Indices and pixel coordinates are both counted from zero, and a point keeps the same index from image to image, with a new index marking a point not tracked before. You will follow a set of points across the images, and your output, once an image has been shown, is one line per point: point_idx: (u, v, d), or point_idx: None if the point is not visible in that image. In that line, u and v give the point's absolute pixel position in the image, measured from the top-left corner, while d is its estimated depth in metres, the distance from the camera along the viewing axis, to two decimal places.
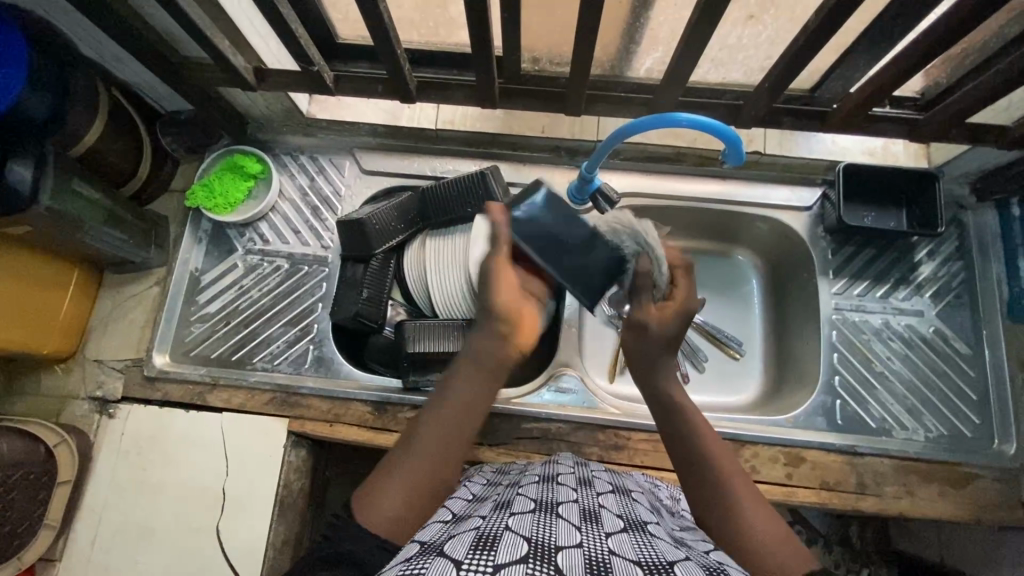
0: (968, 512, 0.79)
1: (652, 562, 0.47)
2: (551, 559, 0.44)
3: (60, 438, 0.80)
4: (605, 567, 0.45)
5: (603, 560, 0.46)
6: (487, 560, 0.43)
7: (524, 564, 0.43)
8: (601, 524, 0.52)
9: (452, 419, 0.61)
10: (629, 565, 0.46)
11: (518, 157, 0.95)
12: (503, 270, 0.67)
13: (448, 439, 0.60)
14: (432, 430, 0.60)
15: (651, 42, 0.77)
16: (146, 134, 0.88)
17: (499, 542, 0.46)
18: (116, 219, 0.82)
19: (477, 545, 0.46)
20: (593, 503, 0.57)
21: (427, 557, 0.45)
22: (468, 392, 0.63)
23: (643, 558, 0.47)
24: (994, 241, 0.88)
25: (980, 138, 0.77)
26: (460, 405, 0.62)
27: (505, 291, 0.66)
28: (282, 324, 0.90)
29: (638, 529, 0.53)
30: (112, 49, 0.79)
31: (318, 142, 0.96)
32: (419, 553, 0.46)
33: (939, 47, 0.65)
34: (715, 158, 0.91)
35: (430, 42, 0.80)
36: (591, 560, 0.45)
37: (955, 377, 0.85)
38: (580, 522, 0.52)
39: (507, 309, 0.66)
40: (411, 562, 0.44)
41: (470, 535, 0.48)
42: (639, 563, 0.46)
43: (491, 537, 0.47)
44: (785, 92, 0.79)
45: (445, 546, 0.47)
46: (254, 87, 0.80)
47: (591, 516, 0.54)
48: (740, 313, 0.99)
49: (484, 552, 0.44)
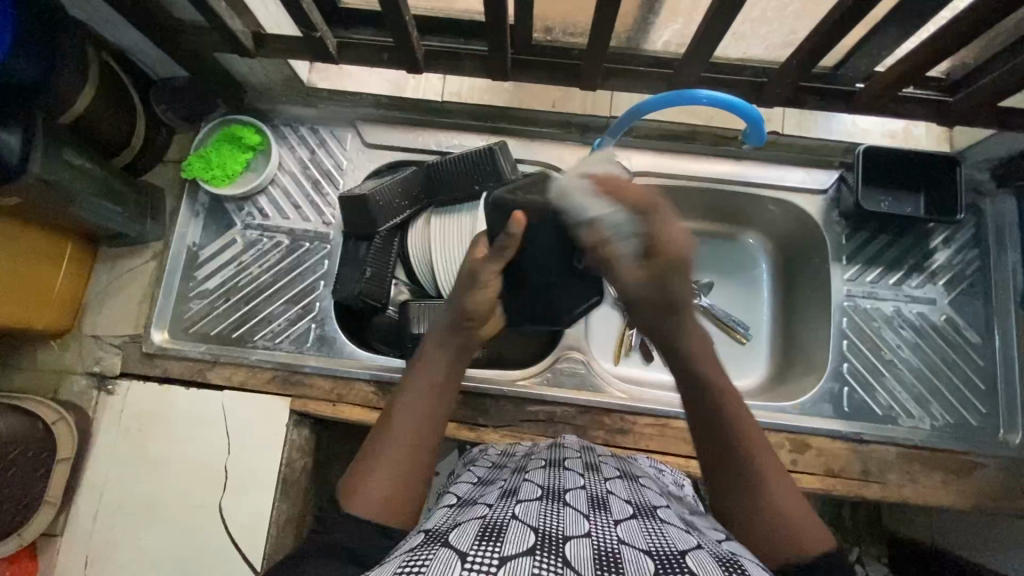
0: (970, 501, 0.79)
1: (663, 552, 0.45)
2: (558, 550, 0.43)
3: (58, 416, 0.79)
4: (615, 559, 0.43)
5: (613, 551, 0.44)
6: (492, 552, 0.41)
7: (531, 556, 0.41)
8: (610, 512, 0.51)
9: (427, 403, 0.64)
10: (639, 556, 0.44)
11: (528, 132, 0.91)
12: (489, 287, 0.69)
13: (423, 419, 0.63)
14: (408, 416, 0.62)
15: (671, 13, 0.73)
16: (138, 97, 0.84)
17: (505, 533, 0.44)
18: (109, 191, 0.79)
19: (483, 536, 0.44)
20: (602, 490, 0.56)
21: (431, 547, 0.44)
22: (433, 375, 0.67)
23: (653, 547, 0.46)
24: (1011, 229, 0.86)
25: (1008, 123, 0.74)
26: (426, 398, 0.65)
27: (484, 304, 0.69)
28: (283, 302, 0.88)
29: (647, 516, 0.52)
30: (102, 11, 0.75)
31: (319, 112, 0.93)
32: (423, 542, 0.45)
33: (979, 24, 0.61)
34: (730, 138, 0.88)
35: (438, 8, 0.77)
36: (600, 552, 0.44)
37: (965, 367, 0.85)
38: (589, 510, 0.51)
39: (483, 315, 0.70)
40: (414, 553, 0.43)
41: (475, 525, 0.47)
42: (650, 553, 0.45)
43: (498, 528, 0.45)
44: (812, 69, 0.75)
45: (450, 535, 0.46)
46: (252, 53, 0.76)
47: (600, 503, 0.53)
48: (749, 298, 0.97)
49: (489, 543, 0.43)
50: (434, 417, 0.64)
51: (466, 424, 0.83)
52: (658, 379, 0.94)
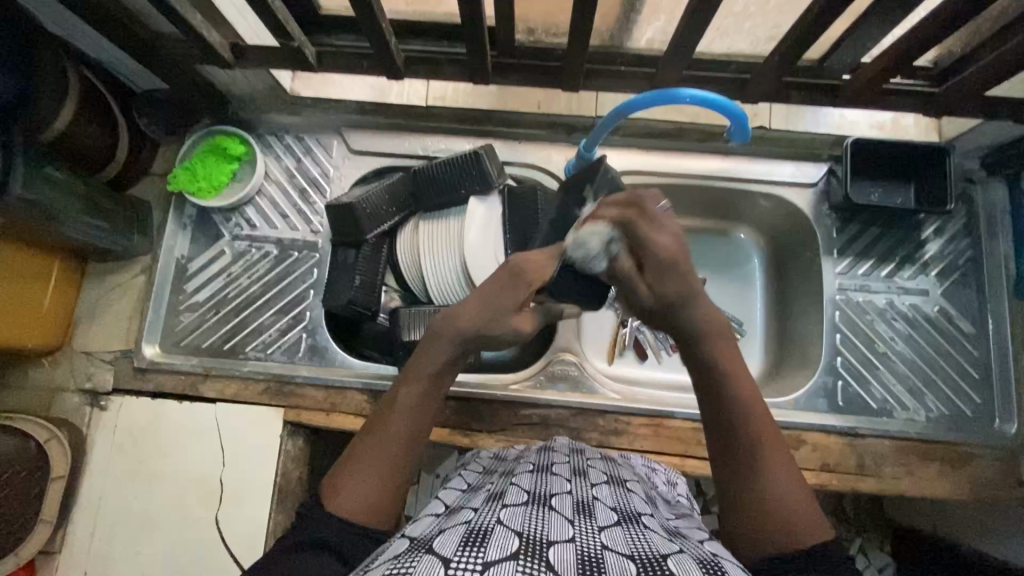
0: (966, 492, 0.79)
1: (645, 557, 0.44)
2: (542, 555, 0.42)
3: (50, 433, 0.79)
4: (598, 564, 0.42)
5: (595, 556, 0.43)
6: (476, 557, 0.40)
7: (514, 560, 0.40)
8: (594, 517, 0.50)
9: (419, 404, 0.61)
10: (622, 561, 0.43)
11: (514, 134, 0.90)
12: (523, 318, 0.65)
13: (418, 422, 0.60)
14: (405, 418, 0.60)
15: (653, 11, 0.73)
16: (120, 111, 0.83)
17: (489, 538, 0.43)
18: (94, 207, 0.78)
19: (468, 540, 0.43)
20: (587, 495, 0.55)
21: (416, 553, 0.43)
22: (430, 370, 0.62)
23: (635, 552, 0.45)
24: (1003, 219, 0.86)
25: (995, 111, 0.73)
26: (419, 400, 0.61)
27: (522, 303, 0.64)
28: (273, 312, 0.88)
29: (631, 522, 0.51)
30: (79, 27, 0.74)
31: (303, 120, 0.92)
32: (407, 550, 0.44)
33: (962, 13, 0.61)
34: (719, 134, 0.87)
35: (419, 12, 0.76)
36: (582, 556, 0.43)
37: (959, 357, 0.84)
38: (573, 515, 0.50)
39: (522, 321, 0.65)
40: (399, 560, 0.42)
41: (460, 530, 0.46)
42: (633, 558, 0.43)
43: (482, 532, 0.44)
44: (794, 65, 0.74)
45: (435, 540, 0.44)
46: (231, 64, 0.75)
47: (585, 508, 0.52)
48: (740, 292, 0.97)
49: (473, 547, 0.42)
50: (425, 418, 0.61)
51: (460, 430, 0.83)
52: (652, 378, 0.94)
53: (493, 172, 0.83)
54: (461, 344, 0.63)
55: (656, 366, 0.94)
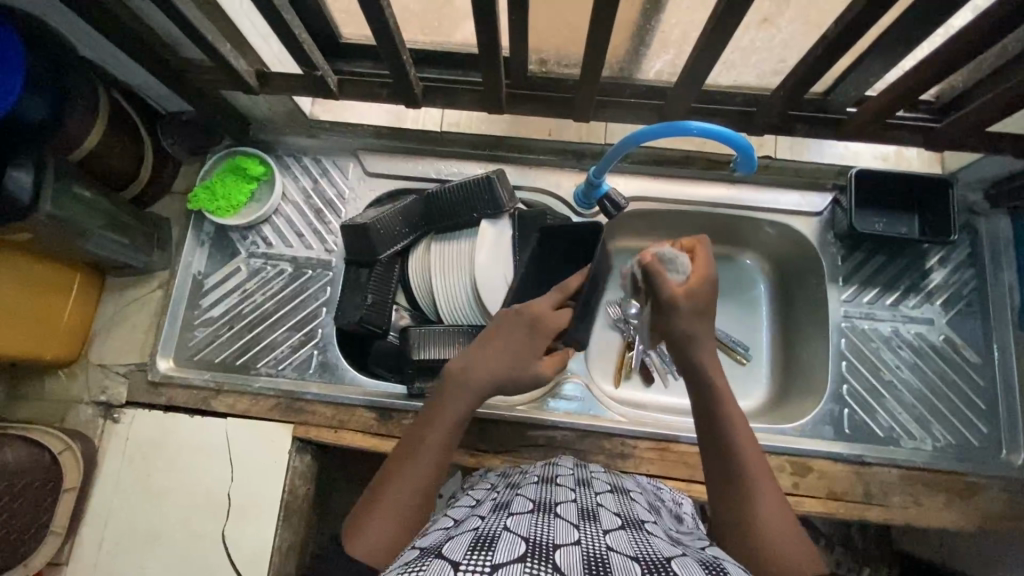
0: (975, 523, 0.78)
1: (650, 558, 0.44)
2: (548, 558, 0.42)
3: (65, 445, 0.80)
4: (603, 564, 0.43)
5: (601, 556, 0.44)
6: (485, 560, 0.41)
7: (521, 563, 0.41)
8: (599, 521, 0.51)
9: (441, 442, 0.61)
10: (627, 562, 0.44)
11: (525, 159, 0.93)
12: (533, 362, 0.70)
13: (437, 460, 0.60)
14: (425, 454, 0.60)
15: (662, 44, 0.75)
16: (146, 131, 0.86)
17: (496, 543, 0.44)
18: (117, 224, 0.81)
19: (476, 546, 0.44)
20: (592, 502, 0.56)
21: (425, 559, 0.43)
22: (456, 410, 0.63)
23: (640, 554, 0.45)
24: (1008, 249, 0.87)
25: (997, 145, 0.75)
26: (441, 438, 0.61)
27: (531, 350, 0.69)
28: (285, 329, 0.90)
29: (635, 527, 0.52)
30: (112, 52, 0.77)
31: (322, 143, 0.95)
32: (418, 556, 0.45)
33: (962, 52, 0.63)
34: (723, 163, 0.90)
35: (435, 42, 0.78)
36: (589, 557, 0.43)
37: (964, 386, 0.85)
38: (578, 521, 0.50)
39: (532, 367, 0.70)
40: (409, 565, 0.43)
41: (468, 536, 0.46)
42: (637, 559, 0.44)
43: (489, 538, 0.45)
44: (799, 99, 0.77)
45: (444, 547, 0.45)
46: (256, 90, 0.78)
47: (590, 514, 0.53)
48: (748, 317, 0.98)
49: (481, 551, 0.43)
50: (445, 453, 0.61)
51: (467, 450, 0.83)
52: (658, 402, 0.95)
53: (503, 190, 0.84)
54: (475, 393, 0.65)
55: (661, 390, 0.95)
